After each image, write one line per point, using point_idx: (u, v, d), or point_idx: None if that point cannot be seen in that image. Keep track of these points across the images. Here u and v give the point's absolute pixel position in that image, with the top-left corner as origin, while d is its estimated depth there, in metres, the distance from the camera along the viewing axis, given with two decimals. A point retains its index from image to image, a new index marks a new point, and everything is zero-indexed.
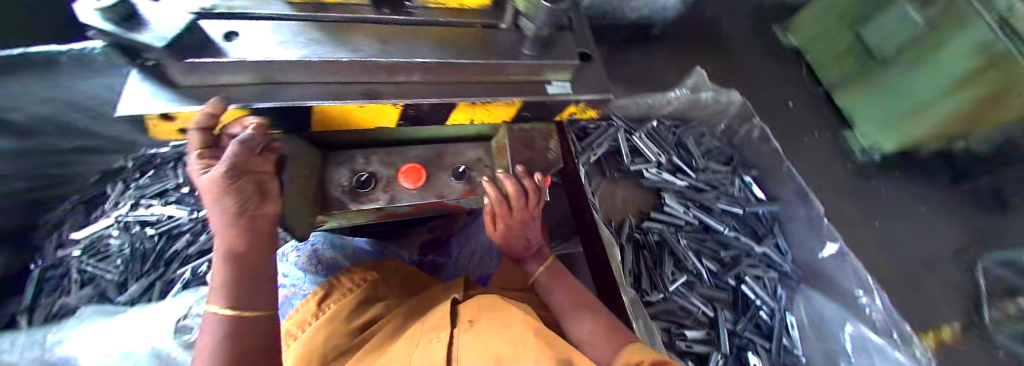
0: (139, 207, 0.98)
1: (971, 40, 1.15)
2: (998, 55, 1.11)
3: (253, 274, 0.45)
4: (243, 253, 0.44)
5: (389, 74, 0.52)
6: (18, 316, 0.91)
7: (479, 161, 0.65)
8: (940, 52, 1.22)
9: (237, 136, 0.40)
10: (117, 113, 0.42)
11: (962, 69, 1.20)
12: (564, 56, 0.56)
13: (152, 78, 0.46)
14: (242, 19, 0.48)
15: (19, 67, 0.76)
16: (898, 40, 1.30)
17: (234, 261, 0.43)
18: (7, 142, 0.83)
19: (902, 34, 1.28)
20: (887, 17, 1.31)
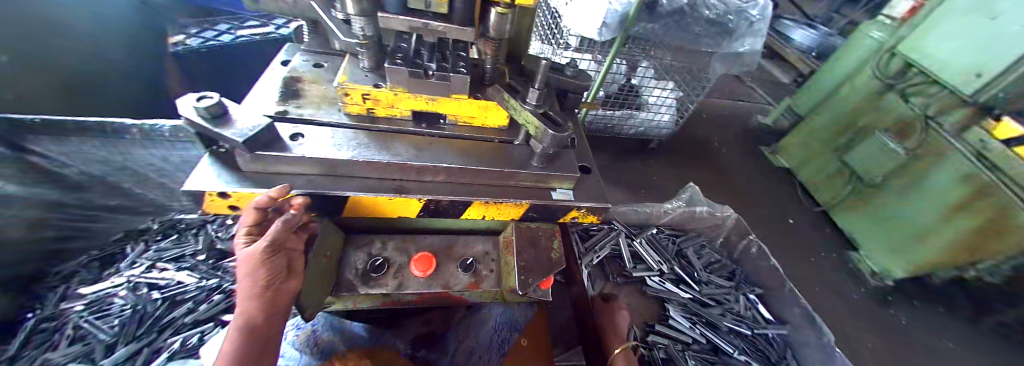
0: (153, 269, 1.01)
1: (959, 171, 1.26)
2: (985, 185, 1.20)
3: (260, 349, 0.45)
4: (259, 325, 0.45)
5: (417, 173, 0.60)
6: None
7: (486, 254, 0.69)
8: (928, 178, 1.34)
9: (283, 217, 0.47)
10: (185, 187, 0.50)
11: (953, 197, 1.28)
12: (566, 169, 0.65)
13: (221, 162, 0.56)
14: (307, 124, 0.60)
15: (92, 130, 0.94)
16: (884, 167, 1.44)
17: (243, 336, 0.44)
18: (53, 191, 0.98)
19: (885, 161, 1.43)
20: (866, 147, 1.49)
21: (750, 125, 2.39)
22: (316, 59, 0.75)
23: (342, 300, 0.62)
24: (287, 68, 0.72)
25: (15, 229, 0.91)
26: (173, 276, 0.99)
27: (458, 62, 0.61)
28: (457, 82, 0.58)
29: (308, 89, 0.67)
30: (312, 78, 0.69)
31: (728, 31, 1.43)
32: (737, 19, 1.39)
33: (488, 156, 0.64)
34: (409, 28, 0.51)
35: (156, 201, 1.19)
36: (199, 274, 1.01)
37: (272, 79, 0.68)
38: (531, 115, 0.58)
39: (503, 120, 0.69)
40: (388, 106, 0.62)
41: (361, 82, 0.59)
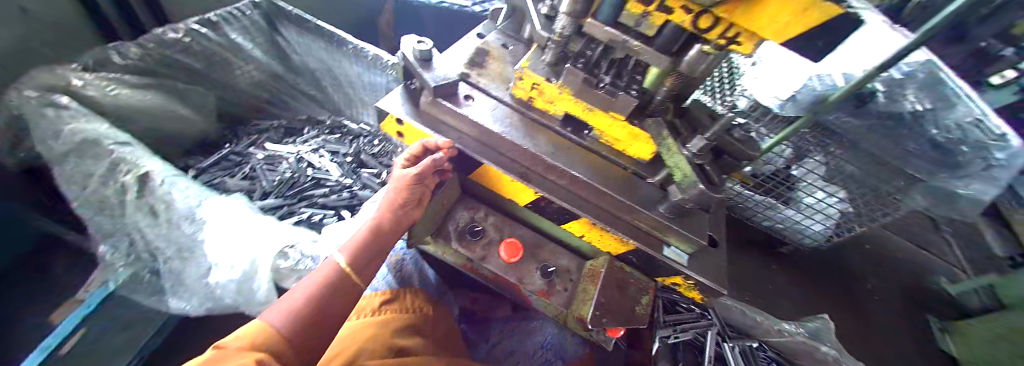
0: (316, 152, 1.27)
1: None
2: None
3: (376, 252, 0.55)
4: (383, 232, 0.56)
5: (546, 169, 0.62)
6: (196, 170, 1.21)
7: (568, 272, 0.68)
8: None
9: (434, 157, 0.56)
10: (378, 104, 0.63)
11: None
12: (694, 233, 0.59)
13: (407, 93, 0.67)
14: (479, 90, 0.68)
15: (324, 33, 1.27)
16: None
17: (370, 236, 0.55)
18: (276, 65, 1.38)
19: None
20: None
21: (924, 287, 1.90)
22: (506, 40, 0.83)
23: (435, 244, 0.70)
24: (482, 40, 0.82)
25: (244, 79, 1.35)
26: (324, 163, 1.23)
27: (631, 84, 0.60)
28: (622, 102, 0.57)
29: (490, 63, 0.74)
30: (496, 54, 0.77)
31: (953, 163, 1.23)
32: (971, 153, 1.16)
33: (616, 184, 0.63)
34: (608, 39, 0.52)
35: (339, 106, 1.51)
36: (342, 170, 1.23)
37: (467, 46, 0.78)
38: (687, 162, 0.53)
39: (646, 156, 0.65)
40: (549, 101, 0.65)
41: (537, 72, 0.63)
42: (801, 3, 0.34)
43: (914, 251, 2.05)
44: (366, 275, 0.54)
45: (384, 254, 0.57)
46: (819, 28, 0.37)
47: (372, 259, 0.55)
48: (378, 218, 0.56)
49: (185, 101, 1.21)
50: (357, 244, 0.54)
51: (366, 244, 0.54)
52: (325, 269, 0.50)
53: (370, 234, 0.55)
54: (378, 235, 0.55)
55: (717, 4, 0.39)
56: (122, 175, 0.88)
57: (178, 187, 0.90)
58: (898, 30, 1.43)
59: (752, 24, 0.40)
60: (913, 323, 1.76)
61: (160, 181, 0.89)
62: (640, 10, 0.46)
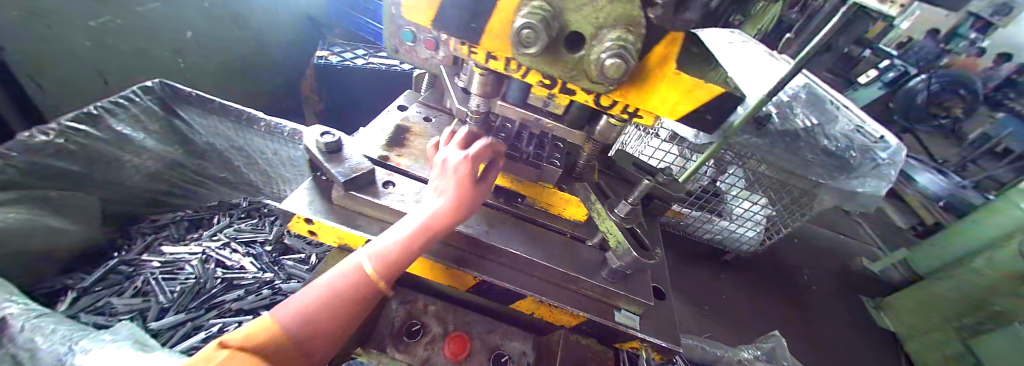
0: (227, 248, 1.10)
1: None
2: None
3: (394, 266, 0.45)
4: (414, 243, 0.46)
5: (482, 250, 0.59)
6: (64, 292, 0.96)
7: (523, 354, 0.62)
8: None
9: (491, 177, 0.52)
10: (283, 206, 0.55)
11: None
12: (640, 293, 0.58)
13: (319, 187, 0.61)
14: (399, 173, 0.64)
15: (232, 111, 1.21)
16: None
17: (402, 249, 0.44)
18: (177, 152, 1.20)
19: None
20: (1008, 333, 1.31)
21: (852, 271, 2.10)
22: (428, 112, 0.81)
23: (369, 354, 0.59)
24: (403, 114, 0.78)
25: (135, 174, 1.11)
26: (240, 259, 1.07)
27: (554, 152, 0.61)
28: (546, 172, 0.57)
29: (412, 140, 0.71)
30: (418, 130, 0.74)
31: (849, 166, 1.36)
32: (861, 156, 1.37)
33: (557, 253, 0.60)
34: (520, 118, 0.54)
35: (257, 185, 1.36)
36: (260, 264, 1.08)
37: (387, 123, 0.75)
38: (617, 227, 0.53)
39: (580, 216, 0.65)
40: None
41: None
42: (687, 81, 0.37)
43: (832, 238, 2.31)
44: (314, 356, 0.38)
45: (353, 328, 0.41)
46: (708, 106, 0.39)
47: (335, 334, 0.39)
48: (369, 267, 0.41)
49: (64, 213, 0.95)
50: (316, 305, 0.38)
51: (334, 308, 0.39)
52: (257, 339, 0.34)
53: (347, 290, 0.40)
54: (355, 297, 0.40)
55: (611, 90, 0.41)
56: None
57: (46, 330, 0.65)
58: (776, 57, 1.69)
59: (647, 102, 0.42)
60: (852, 309, 1.89)
61: (23, 328, 0.64)
62: (546, 93, 0.47)
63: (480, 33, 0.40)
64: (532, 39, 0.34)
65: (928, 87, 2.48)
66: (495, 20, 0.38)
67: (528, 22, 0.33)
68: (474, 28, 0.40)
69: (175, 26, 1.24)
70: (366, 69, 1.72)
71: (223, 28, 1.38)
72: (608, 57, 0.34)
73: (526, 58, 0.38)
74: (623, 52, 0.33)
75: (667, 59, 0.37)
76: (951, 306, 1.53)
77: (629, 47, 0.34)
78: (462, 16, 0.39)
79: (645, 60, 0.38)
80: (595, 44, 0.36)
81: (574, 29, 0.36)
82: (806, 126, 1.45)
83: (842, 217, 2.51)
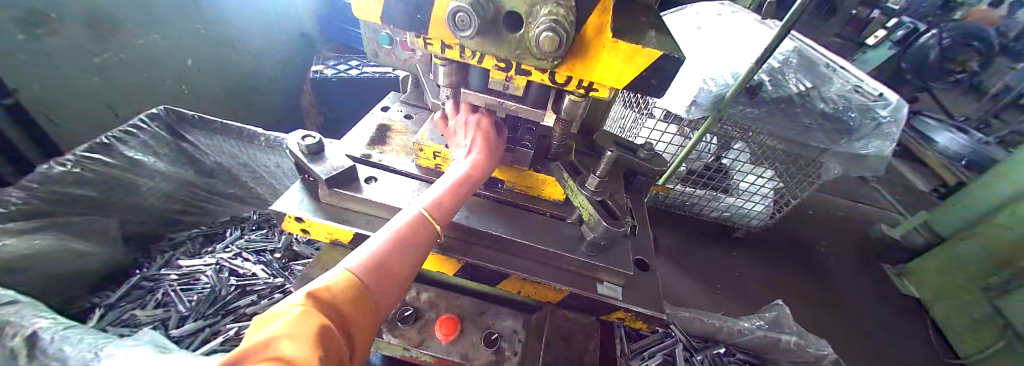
0: (239, 257, 1.15)
1: None
2: None
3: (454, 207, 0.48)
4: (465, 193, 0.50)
5: (463, 233, 0.61)
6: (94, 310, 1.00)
7: (514, 332, 0.64)
8: None
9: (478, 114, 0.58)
10: (275, 207, 0.59)
11: None
12: (620, 263, 0.59)
13: (307, 188, 0.64)
14: (384, 169, 0.67)
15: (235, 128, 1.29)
16: None
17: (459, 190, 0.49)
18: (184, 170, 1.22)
19: None
20: None
21: (868, 238, 2.05)
22: (409, 110, 0.83)
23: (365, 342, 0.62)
24: (386, 114, 0.82)
25: (151, 195, 1.14)
26: (251, 268, 1.12)
27: (527, 135, 0.66)
28: None
29: (393, 137, 0.74)
30: (398, 128, 0.77)
31: (849, 128, 1.33)
32: (861, 117, 1.32)
33: (538, 231, 0.62)
34: (484, 103, 0.56)
35: (264, 198, 1.40)
36: (270, 271, 1.12)
37: (371, 124, 0.78)
38: (587, 200, 0.55)
39: (559, 195, 0.67)
40: None
41: (435, 141, 0.64)
42: (629, 48, 0.39)
43: (848, 206, 2.25)
44: (384, 296, 0.38)
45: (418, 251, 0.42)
46: (650, 69, 0.40)
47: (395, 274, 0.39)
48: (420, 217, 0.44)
49: (89, 237, 1.00)
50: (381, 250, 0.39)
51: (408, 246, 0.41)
52: (336, 288, 0.34)
53: (383, 252, 0.38)
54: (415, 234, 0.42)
55: (558, 65, 0.42)
56: (7, 340, 0.65)
57: (75, 338, 0.68)
58: (767, 24, 1.66)
59: (595, 74, 0.43)
60: (870, 279, 1.84)
61: (52, 339, 0.66)
62: (503, 75, 0.50)
63: (427, 23, 0.43)
64: (466, 22, 0.36)
65: (940, 43, 2.34)
66: (437, 9, 0.41)
67: (459, 4, 0.35)
68: (420, 19, 0.42)
69: (172, 55, 1.25)
70: (358, 77, 1.76)
71: (215, 55, 1.40)
72: (542, 31, 0.36)
73: (470, 42, 0.40)
74: (555, 24, 0.35)
75: (602, 28, 0.38)
76: (977, 266, 1.44)
77: (562, 20, 0.36)
78: (406, 7, 0.41)
79: (582, 31, 0.39)
80: (531, 20, 0.38)
81: (509, 9, 0.38)
82: (800, 90, 1.41)
83: (858, 185, 2.44)
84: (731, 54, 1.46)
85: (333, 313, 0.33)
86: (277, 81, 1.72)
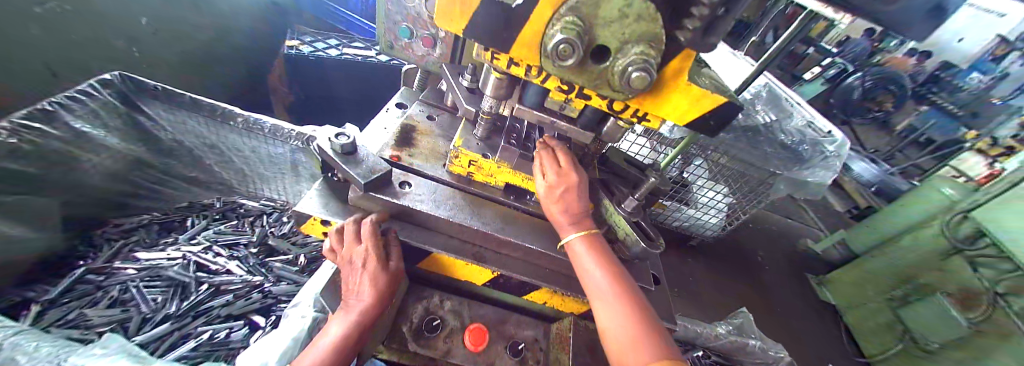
0: (209, 252, 1.03)
1: None
2: None
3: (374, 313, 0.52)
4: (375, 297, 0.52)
5: (498, 245, 0.61)
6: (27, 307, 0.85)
7: (536, 341, 0.66)
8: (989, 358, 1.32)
9: (371, 219, 0.54)
10: (299, 208, 0.55)
11: None
12: (643, 279, 0.64)
13: (327, 189, 0.61)
14: (414, 173, 0.64)
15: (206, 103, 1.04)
16: (945, 333, 1.44)
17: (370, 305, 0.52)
18: (138, 148, 1.07)
19: (949, 329, 1.43)
20: (926, 307, 1.51)
21: (800, 251, 2.36)
22: (431, 111, 0.81)
23: (389, 350, 0.61)
24: (405, 113, 0.78)
25: (95, 172, 0.98)
26: (223, 264, 1.00)
27: None
28: None
29: (420, 139, 0.71)
30: (423, 129, 0.74)
31: (802, 158, 1.53)
32: (812, 149, 1.51)
33: None
34: (536, 120, 0.57)
35: (230, 184, 1.27)
36: (246, 267, 1.02)
37: (390, 123, 0.75)
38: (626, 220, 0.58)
39: None
40: (488, 174, 0.65)
41: (472, 150, 0.62)
42: (696, 92, 0.43)
43: (783, 222, 2.57)
44: None
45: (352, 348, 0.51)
46: (710, 112, 0.45)
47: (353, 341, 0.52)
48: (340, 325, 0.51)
49: (19, 219, 0.84)
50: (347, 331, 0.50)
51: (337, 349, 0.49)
52: None
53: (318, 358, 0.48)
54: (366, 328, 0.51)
55: (628, 98, 0.45)
56: None
57: (29, 342, 0.58)
58: (739, 56, 1.84)
59: (659, 108, 0.47)
60: (800, 287, 2.12)
61: (1, 347, 0.55)
62: (562, 96, 0.51)
63: (510, 42, 0.43)
64: (568, 52, 0.37)
65: (862, 85, 2.75)
66: (526, 31, 0.41)
67: (565, 37, 0.36)
68: (505, 38, 0.42)
69: (128, 12, 1.08)
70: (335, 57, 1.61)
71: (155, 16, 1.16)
72: (633, 70, 0.38)
73: (557, 68, 0.42)
74: (648, 66, 0.38)
75: (681, 71, 0.42)
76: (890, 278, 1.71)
77: (652, 61, 0.38)
78: (493, 23, 0.41)
79: (661, 70, 0.42)
80: (620, 56, 0.40)
81: (600, 43, 0.40)
82: (766, 121, 1.60)
83: (792, 203, 2.79)
84: None
85: None
86: (246, 53, 1.55)
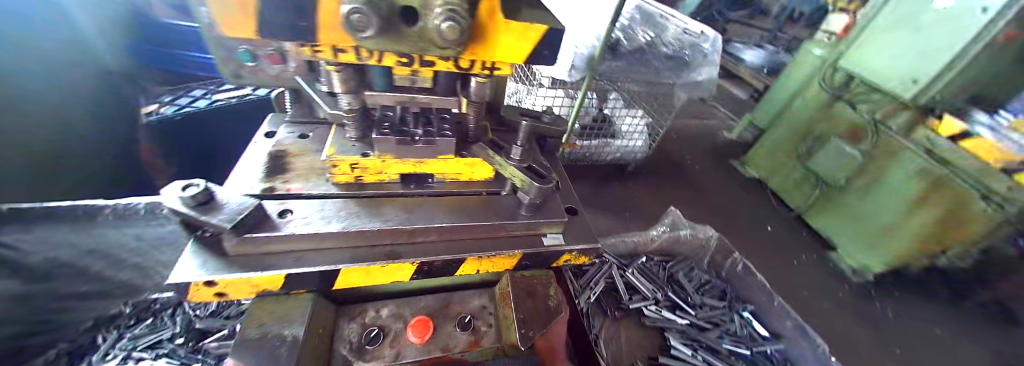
0: (128, 361, 0.84)
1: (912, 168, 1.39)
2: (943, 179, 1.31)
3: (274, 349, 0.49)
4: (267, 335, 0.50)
5: (409, 236, 0.61)
6: None
7: (483, 308, 0.68)
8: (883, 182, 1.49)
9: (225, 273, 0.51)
10: (171, 281, 0.48)
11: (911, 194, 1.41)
12: (556, 214, 0.68)
13: (198, 248, 0.55)
14: (296, 198, 0.60)
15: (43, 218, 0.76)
16: (841, 168, 1.60)
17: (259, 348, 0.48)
18: None
19: (843, 161, 1.58)
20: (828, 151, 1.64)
21: (719, 143, 2.62)
22: (300, 130, 0.76)
23: None
24: (274, 139, 0.73)
25: None
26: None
27: (442, 124, 0.64)
28: (442, 143, 0.60)
29: (294, 162, 0.67)
30: (296, 151, 0.70)
31: (686, 63, 1.66)
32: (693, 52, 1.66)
33: (479, 210, 0.65)
34: (395, 102, 0.54)
35: (136, 283, 0.97)
36: (177, 360, 0.86)
37: (256, 155, 0.69)
38: (516, 168, 0.63)
39: (489, 172, 0.71)
40: (376, 171, 0.63)
41: (348, 154, 0.60)
42: (519, 26, 0.44)
43: (700, 124, 2.82)
44: None
45: None
46: (541, 42, 0.47)
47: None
48: None
49: None
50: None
51: None
52: None
53: None
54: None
55: (460, 52, 0.45)
56: None
57: None
58: None
59: (496, 54, 0.47)
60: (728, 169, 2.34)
61: None
62: (407, 71, 0.52)
63: (313, 32, 0.40)
64: (364, 21, 0.36)
65: None
66: (323, 13, 0.39)
67: (352, 6, 0.35)
68: (303, 26, 0.39)
69: None
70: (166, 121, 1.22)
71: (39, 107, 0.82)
72: (443, 22, 0.38)
73: (372, 43, 0.40)
74: (454, 14, 0.37)
75: (494, 11, 0.42)
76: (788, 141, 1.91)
77: (458, 9, 0.38)
78: (287, 15, 0.38)
79: (476, 15, 0.42)
80: (428, 13, 0.39)
81: (403, 5, 0.39)
82: (647, 39, 1.64)
83: (702, 106, 3.07)
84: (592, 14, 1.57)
85: None
86: None
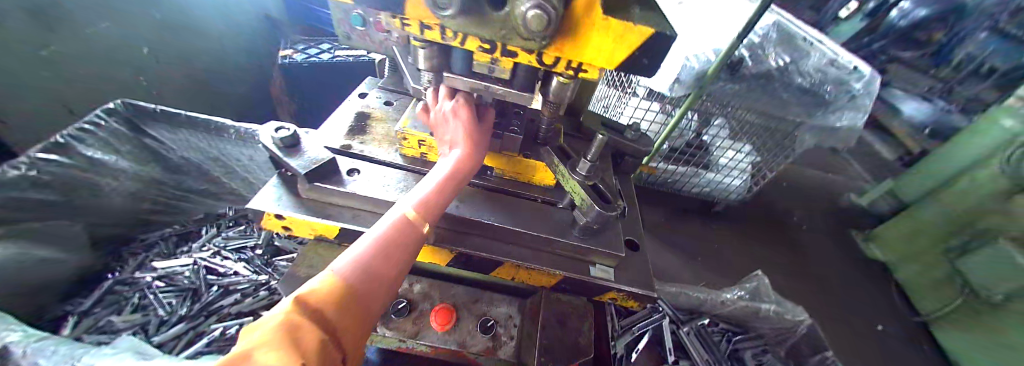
0: (217, 256, 1.09)
1: None
2: None
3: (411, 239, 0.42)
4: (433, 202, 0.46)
5: (455, 223, 0.60)
6: (69, 316, 0.91)
7: (509, 318, 0.65)
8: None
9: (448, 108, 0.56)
10: (251, 205, 0.55)
11: None
12: (610, 246, 0.60)
13: (283, 183, 0.61)
14: (368, 160, 0.64)
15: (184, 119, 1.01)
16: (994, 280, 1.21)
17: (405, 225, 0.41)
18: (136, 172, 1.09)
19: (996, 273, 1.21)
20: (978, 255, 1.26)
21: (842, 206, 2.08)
22: (389, 97, 0.81)
23: None
24: (366, 101, 0.78)
25: (116, 195, 0.99)
26: (231, 267, 1.06)
27: (514, 121, 0.64)
28: (507, 140, 0.60)
29: (375, 126, 0.71)
30: (379, 115, 0.75)
31: (824, 102, 1.31)
32: (836, 90, 1.30)
33: (530, 216, 0.62)
34: (470, 88, 0.53)
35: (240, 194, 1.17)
36: (253, 268, 1.08)
37: (352, 112, 0.75)
38: (580, 186, 0.56)
39: (550, 180, 0.68)
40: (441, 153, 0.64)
41: (420, 129, 0.61)
42: (617, 27, 0.38)
43: (822, 176, 2.26)
44: (374, 304, 0.36)
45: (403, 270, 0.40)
46: (641, 50, 0.40)
47: (339, 330, 0.31)
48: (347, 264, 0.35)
49: (52, 243, 0.88)
50: (369, 254, 0.37)
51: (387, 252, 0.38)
52: (321, 294, 0.31)
53: (370, 254, 0.37)
54: (403, 235, 0.40)
55: (545, 46, 0.40)
56: None
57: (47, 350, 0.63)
58: None
59: (585, 55, 0.42)
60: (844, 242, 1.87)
61: None
62: (487, 58, 0.47)
63: (402, 3, 0.40)
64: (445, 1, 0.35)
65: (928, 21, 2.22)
66: None
67: None
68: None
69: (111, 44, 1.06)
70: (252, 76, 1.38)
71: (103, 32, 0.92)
72: (529, 10, 0.34)
73: (454, 25, 0.39)
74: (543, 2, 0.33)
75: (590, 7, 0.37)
76: (938, 229, 1.46)
77: None
78: None
79: (570, 10, 0.37)
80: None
81: None
82: (779, 65, 1.34)
83: (831, 156, 2.46)
84: (715, 29, 1.35)
85: (322, 321, 0.30)
86: None
